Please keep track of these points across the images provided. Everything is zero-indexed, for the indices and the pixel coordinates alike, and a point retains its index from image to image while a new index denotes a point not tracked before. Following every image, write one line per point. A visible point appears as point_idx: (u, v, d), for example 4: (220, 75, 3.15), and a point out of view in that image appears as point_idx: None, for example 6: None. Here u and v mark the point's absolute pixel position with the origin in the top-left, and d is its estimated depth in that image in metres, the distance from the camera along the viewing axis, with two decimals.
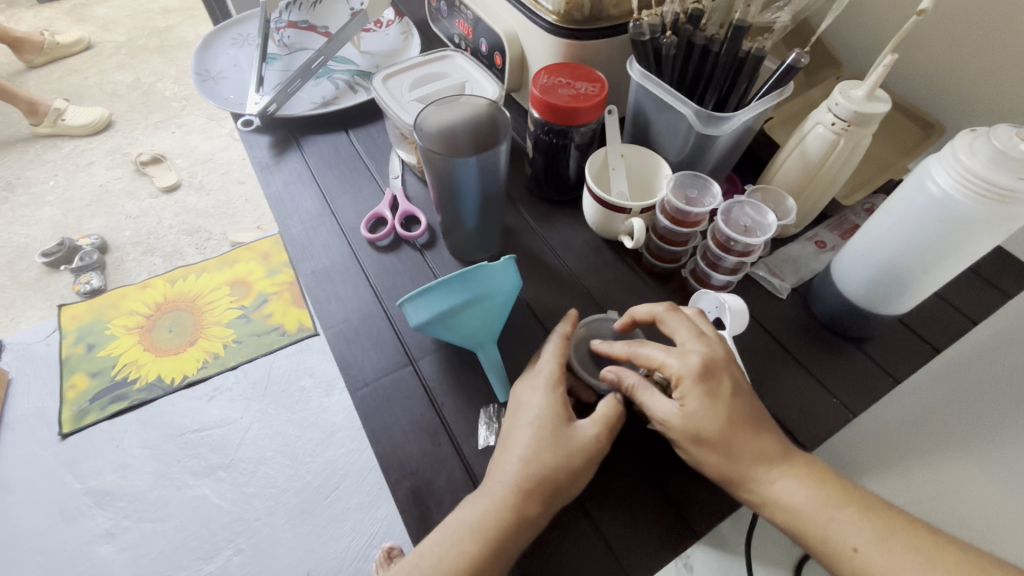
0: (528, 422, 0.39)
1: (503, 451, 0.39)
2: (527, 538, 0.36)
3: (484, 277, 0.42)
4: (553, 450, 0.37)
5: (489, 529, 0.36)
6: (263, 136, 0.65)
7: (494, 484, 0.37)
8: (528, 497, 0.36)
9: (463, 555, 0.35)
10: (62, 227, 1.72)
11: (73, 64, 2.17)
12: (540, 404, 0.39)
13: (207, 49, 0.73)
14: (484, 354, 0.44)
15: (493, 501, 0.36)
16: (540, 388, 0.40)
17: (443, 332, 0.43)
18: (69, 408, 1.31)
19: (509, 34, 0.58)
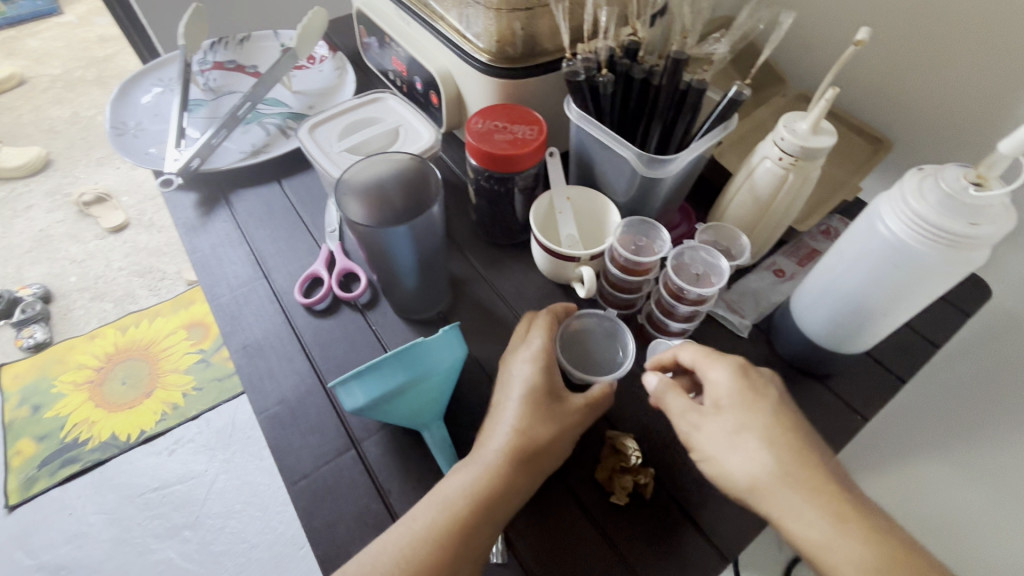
0: (517, 393, 0.39)
1: (496, 409, 0.40)
2: (506, 507, 0.36)
3: (424, 354, 0.38)
4: (545, 412, 0.38)
5: (480, 499, 0.35)
6: (186, 194, 0.60)
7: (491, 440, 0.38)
8: (509, 471, 0.36)
9: (454, 519, 0.35)
10: (2, 277, 1.69)
11: (4, 101, 2.09)
12: (526, 375, 0.40)
13: (123, 99, 0.67)
14: (428, 434, 0.41)
15: (472, 475, 0.36)
16: (529, 359, 0.40)
17: (383, 417, 0.40)
18: (15, 477, 1.22)
19: (441, 72, 0.55)
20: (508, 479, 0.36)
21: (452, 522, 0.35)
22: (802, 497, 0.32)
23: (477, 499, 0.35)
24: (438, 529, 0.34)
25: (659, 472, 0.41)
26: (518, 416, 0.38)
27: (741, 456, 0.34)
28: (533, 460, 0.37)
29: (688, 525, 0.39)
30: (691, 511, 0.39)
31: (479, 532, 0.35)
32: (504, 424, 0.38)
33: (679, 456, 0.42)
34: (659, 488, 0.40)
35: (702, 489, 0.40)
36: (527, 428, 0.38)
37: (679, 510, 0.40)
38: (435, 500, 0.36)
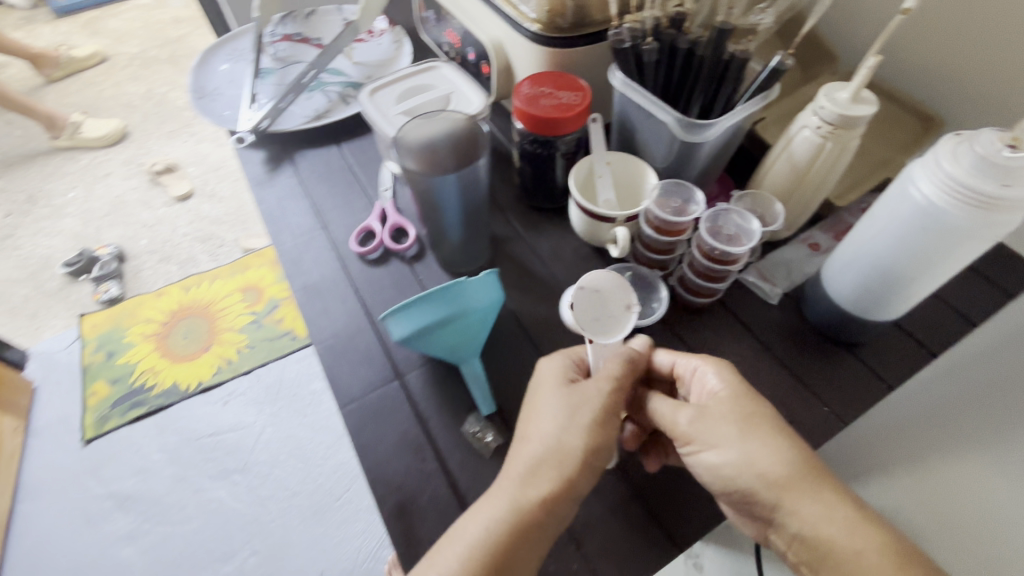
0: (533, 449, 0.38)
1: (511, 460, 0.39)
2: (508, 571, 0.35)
3: (465, 292, 0.42)
4: (553, 470, 0.37)
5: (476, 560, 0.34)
6: (255, 154, 0.66)
7: (490, 505, 0.36)
8: (508, 532, 0.35)
9: None
10: (83, 237, 1.89)
11: (89, 75, 2.44)
12: (544, 432, 0.38)
13: (204, 66, 0.74)
14: (467, 368, 0.45)
15: (472, 535, 0.35)
16: (547, 411, 0.39)
17: (426, 349, 0.44)
18: (91, 414, 1.36)
19: (493, 43, 0.58)
20: (508, 541, 0.35)
21: None
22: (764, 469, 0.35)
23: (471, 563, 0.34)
24: None
25: None
26: (524, 471, 0.37)
27: (726, 448, 0.36)
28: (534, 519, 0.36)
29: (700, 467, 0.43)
30: None
31: None
32: (512, 477, 0.37)
33: None
34: None
35: None
36: (530, 483, 0.36)
37: None
38: (455, 547, 0.35)
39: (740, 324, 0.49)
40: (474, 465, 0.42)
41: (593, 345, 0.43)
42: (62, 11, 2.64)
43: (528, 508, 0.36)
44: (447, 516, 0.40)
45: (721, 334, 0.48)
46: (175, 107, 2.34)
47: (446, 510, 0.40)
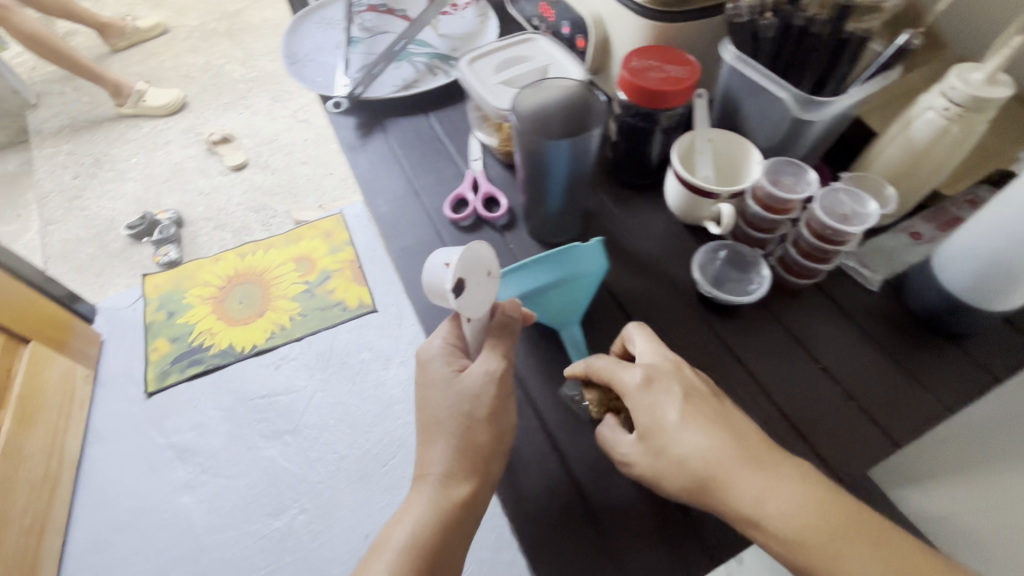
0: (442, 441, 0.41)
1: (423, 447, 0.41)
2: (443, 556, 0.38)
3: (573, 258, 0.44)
4: (467, 461, 0.40)
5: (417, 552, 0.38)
6: (345, 119, 0.67)
7: (418, 502, 0.39)
8: (438, 524, 0.38)
9: None
10: (144, 201, 1.97)
11: (150, 47, 2.58)
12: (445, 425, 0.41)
13: (295, 33, 0.76)
14: (567, 332, 0.47)
15: (408, 532, 0.38)
16: (447, 391, 0.41)
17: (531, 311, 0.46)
18: (153, 368, 1.43)
19: (594, 16, 0.58)
20: (440, 532, 0.38)
21: None
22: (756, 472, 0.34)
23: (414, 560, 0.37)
24: None
25: (775, 396, 0.44)
26: (443, 465, 0.40)
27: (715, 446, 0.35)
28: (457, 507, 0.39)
29: (801, 442, 0.42)
30: (809, 436, 0.42)
31: None
32: (432, 469, 0.40)
33: (792, 382, 0.45)
34: (772, 408, 0.44)
35: (814, 414, 0.43)
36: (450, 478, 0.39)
37: (793, 429, 0.43)
38: (385, 556, 0.38)
39: (837, 307, 0.49)
40: (572, 423, 0.43)
41: (470, 324, 0.42)
42: None
43: (448, 507, 0.39)
44: (547, 469, 0.42)
45: (817, 317, 0.48)
46: (232, 80, 2.41)
47: (547, 465, 0.42)
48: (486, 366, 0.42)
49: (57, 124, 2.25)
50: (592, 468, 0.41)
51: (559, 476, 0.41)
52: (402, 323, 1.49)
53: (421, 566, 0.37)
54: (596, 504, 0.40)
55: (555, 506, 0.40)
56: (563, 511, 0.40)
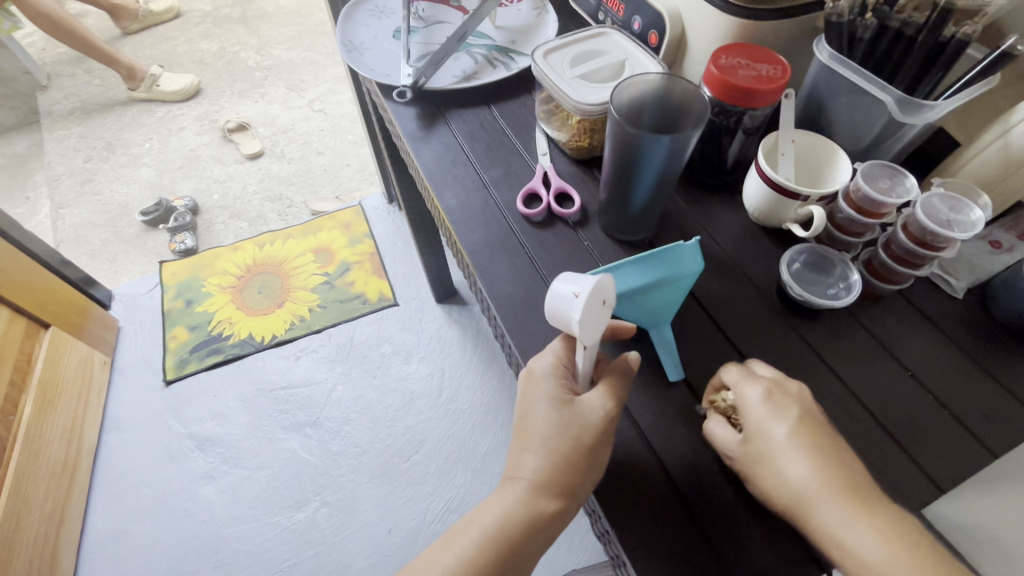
0: (537, 450, 0.42)
1: (520, 443, 0.43)
2: (529, 546, 0.42)
3: (675, 259, 0.43)
4: (559, 478, 0.41)
5: (504, 535, 0.41)
6: (407, 109, 0.66)
7: (510, 496, 0.42)
8: (524, 522, 0.41)
9: (480, 557, 0.41)
10: (158, 187, 1.95)
11: (163, 31, 2.56)
12: (546, 440, 0.41)
13: (349, 20, 0.75)
14: (658, 332, 0.47)
15: (496, 516, 0.42)
16: (552, 403, 0.42)
17: (626, 312, 0.45)
18: (172, 357, 1.41)
19: (671, 11, 0.57)
20: (526, 531, 0.41)
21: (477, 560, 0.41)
22: (835, 497, 0.36)
23: (499, 546, 0.41)
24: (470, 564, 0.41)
25: (870, 401, 0.44)
26: (537, 471, 0.41)
27: (804, 468, 0.37)
28: (544, 517, 0.41)
29: (899, 450, 0.42)
30: (909, 448, 0.42)
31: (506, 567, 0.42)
32: (525, 472, 0.42)
33: (885, 388, 0.45)
34: (867, 413, 0.44)
35: (906, 421, 0.43)
36: (541, 490, 0.41)
37: (889, 437, 0.43)
38: (472, 533, 0.42)
39: (923, 314, 0.48)
40: (665, 425, 0.44)
41: (584, 351, 0.40)
42: None
43: (537, 517, 0.41)
44: (644, 468, 0.42)
45: (905, 323, 0.48)
46: (246, 67, 2.38)
47: (644, 465, 0.42)
48: (594, 405, 0.41)
49: (68, 107, 2.22)
50: (687, 467, 0.42)
51: (657, 477, 0.42)
52: (423, 317, 1.48)
53: (504, 551, 0.41)
54: (697, 503, 0.41)
55: (655, 504, 0.41)
56: (662, 510, 0.41)
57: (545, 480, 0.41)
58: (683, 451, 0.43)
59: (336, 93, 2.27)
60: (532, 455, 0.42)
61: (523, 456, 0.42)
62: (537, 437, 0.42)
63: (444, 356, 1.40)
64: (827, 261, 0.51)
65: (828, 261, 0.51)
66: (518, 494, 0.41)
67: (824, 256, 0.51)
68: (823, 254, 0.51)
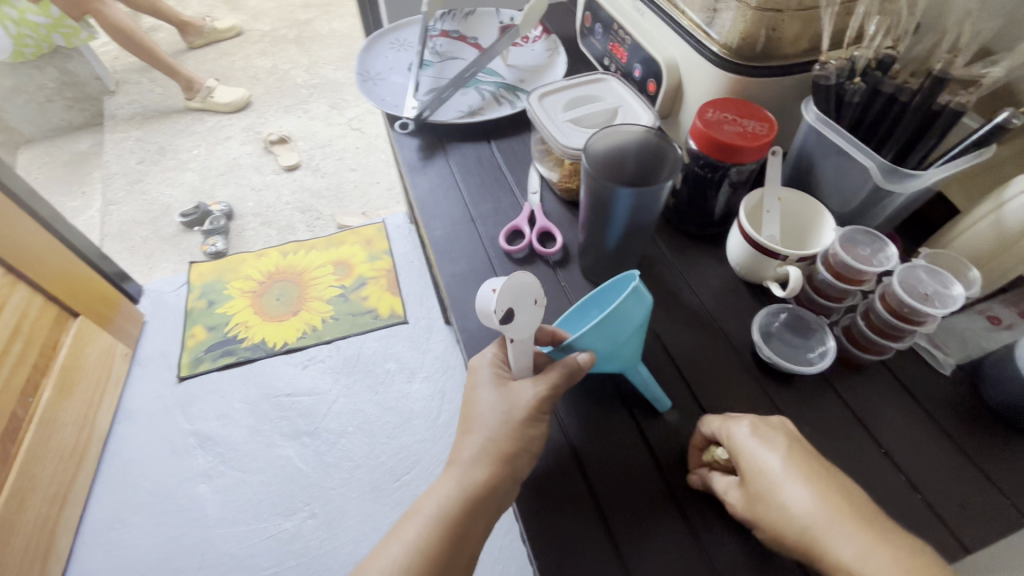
0: (479, 434, 0.45)
1: (465, 427, 0.46)
2: (472, 527, 0.43)
3: (621, 315, 0.42)
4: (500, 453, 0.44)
5: (449, 519, 0.42)
6: (409, 139, 0.69)
7: (455, 477, 0.44)
8: (470, 498, 0.43)
9: (425, 549, 0.41)
10: (199, 192, 2.06)
11: (224, 47, 2.74)
12: (486, 426, 0.45)
13: (369, 52, 0.79)
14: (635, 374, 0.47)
15: (441, 498, 0.43)
16: (494, 384, 0.46)
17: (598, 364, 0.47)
18: (188, 354, 1.47)
19: (669, 62, 0.58)
20: (468, 507, 0.43)
21: (419, 555, 0.41)
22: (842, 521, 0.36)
23: (443, 532, 0.42)
24: (409, 558, 0.41)
25: None
26: (477, 448, 0.44)
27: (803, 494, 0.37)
28: (483, 493, 0.43)
29: None
30: None
31: (451, 553, 0.42)
32: (468, 450, 0.44)
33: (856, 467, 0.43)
34: None
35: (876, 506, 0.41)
36: (479, 463, 0.43)
37: None
38: (416, 520, 0.43)
39: (906, 389, 0.46)
40: (614, 484, 0.45)
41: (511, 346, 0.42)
42: None
43: (473, 489, 0.43)
44: (586, 526, 0.44)
45: (883, 398, 0.46)
46: (294, 84, 2.52)
47: (586, 522, 0.44)
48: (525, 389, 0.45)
49: (130, 112, 2.39)
50: (630, 528, 0.43)
51: (597, 536, 0.43)
52: (431, 337, 1.49)
53: (449, 532, 0.42)
54: (634, 564, 0.42)
55: (594, 563, 0.42)
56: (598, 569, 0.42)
57: (487, 454, 0.44)
58: (630, 510, 0.44)
59: (375, 114, 2.37)
60: (474, 437, 0.45)
61: (465, 440, 0.45)
62: (482, 417, 0.45)
63: (446, 378, 1.41)
64: (807, 321, 0.50)
65: (806, 322, 0.49)
66: (463, 473, 0.44)
67: (801, 316, 0.50)
68: (801, 315, 0.50)
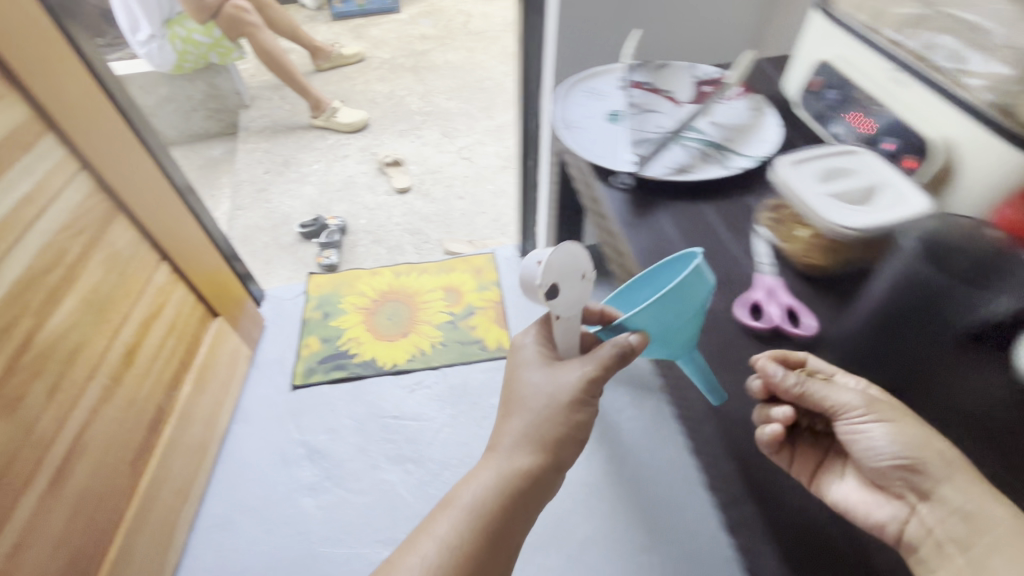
0: (519, 418, 0.64)
1: (512, 411, 0.65)
2: (510, 510, 0.61)
3: (689, 298, 0.55)
4: (534, 447, 0.63)
5: (488, 500, 0.61)
6: (618, 198, 0.69)
7: (500, 465, 0.63)
8: (513, 485, 0.61)
9: (472, 525, 0.60)
10: (317, 205, 2.17)
11: (347, 71, 2.92)
12: (528, 414, 0.64)
13: (563, 98, 0.80)
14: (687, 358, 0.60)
15: (483, 485, 0.62)
16: (541, 365, 0.65)
17: (657, 347, 0.60)
18: (302, 363, 1.51)
19: (940, 142, 0.61)
20: (508, 492, 0.61)
21: (474, 521, 0.60)
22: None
23: (489, 509, 0.61)
24: (461, 526, 0.60)
25: None
26: (517, 432, 0.64)
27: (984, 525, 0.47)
28: (522, 480, 0.62)
29: None
30: None
31: (495, 524, 0.61)
32: (511, 433, 0.64)
33: None
34: None
35: None
36: (519, 455, 0.63)
37: None
38: (458, 506, 0.61)
39: None
40: None
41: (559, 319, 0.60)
42: (339, 16, 3.38)
43: (513, 476, 0.62)
44: None
45: None
46: (409, 110, 2.64)
47: None
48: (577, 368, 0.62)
49: (261, 125, 2.58)
50: None
51: None
52: None
53: (478, 515, 0.60)
54: None
55: None
56: None
57: (528, 444, 0.63)
58: (811, 553, 0.52)
59: (484, 144, 2.44)
60: (517, 420, 0.64)
61: (508, 424, 0.65)
62: (528, 399, 0.64)
63: None
64: None
65: None
66: (501, 460, 0.63)
67: None
68: None
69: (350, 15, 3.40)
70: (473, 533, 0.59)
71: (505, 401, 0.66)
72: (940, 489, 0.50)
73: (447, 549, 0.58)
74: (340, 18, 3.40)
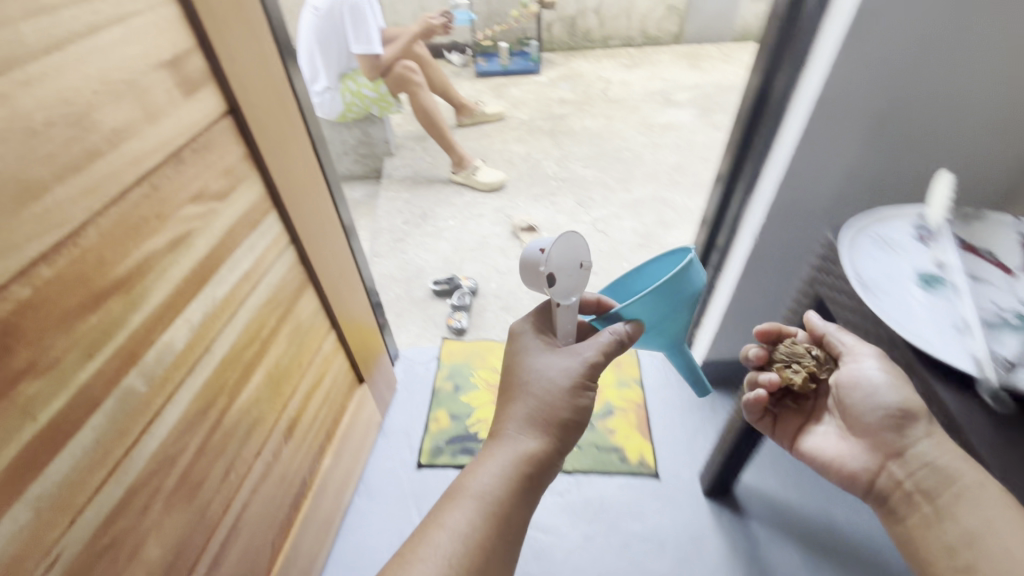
0: (528, 405, 0.80)
1: (513, 399, 0.81)
2: (519, 495, 0.75)
3: (680, 290, 0.81)
4: (542, 428, 0.79)
5: (505, 480, 0.75)
6: (976, 410, 0.63)
7: (507, 449, 0.77)
8: (522, 464, 0.76)
9: (485, 502, 0.73)
10: (450, 262, 2.17)
11: (487, 128, 3.01)
12: (535, 399, 0.80)
13: (862, 259, 0.80)
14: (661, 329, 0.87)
15: (499, 465, 0.76)
16: (546, 349, 0.83)
17: (627, 315, 0.83)
18: (430, 439, 1.44)
19: None
20: (525, 474, 0.76)
21: (489, 502, 0.73)
22: None
23: (503, 484, 0.74)
24: (478, 502, 0.73)
25: None
26: (522, 417, 0.79)
27: None
28: (529, 458, 0.77)
29: None
30: None
31: (512, 502, 0.74)
32: (513, 420, 0.80)
33: None
34: None
35: None
36: (530, 436, 0.79)
37: None
38: (469, 492, 0.74)
39: None
40: None
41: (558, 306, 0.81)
42: (482, 75, 3.54)
43: (522, 456, 0.77)
44: None
45: None
46: (545, 174, 2.63)
47: None
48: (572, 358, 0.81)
49: (403, 174, 2.68)
50: None
51: None
52: (687, 507, 1.27)
53: (494, 493, 0.74)
54: None
55: None
56: None
57: (535, 426, 0.79)
58: None
59: (620, 218, 2.35)
60: (527, 403, 0.80)
61: (512, 409, 0.80)
62: (530, 382, 0.81)
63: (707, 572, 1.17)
64: None
65: None
66: (512, 445, 0.78)
67: None
68: None
69: (493, 75, 3.55)
70: (487, 519, 0.71)
71: (506, 388, 0.83)
72: (921, 445, 0.68)
73: (469, 523, 0.70)
74: (484, 77, 3.55)
